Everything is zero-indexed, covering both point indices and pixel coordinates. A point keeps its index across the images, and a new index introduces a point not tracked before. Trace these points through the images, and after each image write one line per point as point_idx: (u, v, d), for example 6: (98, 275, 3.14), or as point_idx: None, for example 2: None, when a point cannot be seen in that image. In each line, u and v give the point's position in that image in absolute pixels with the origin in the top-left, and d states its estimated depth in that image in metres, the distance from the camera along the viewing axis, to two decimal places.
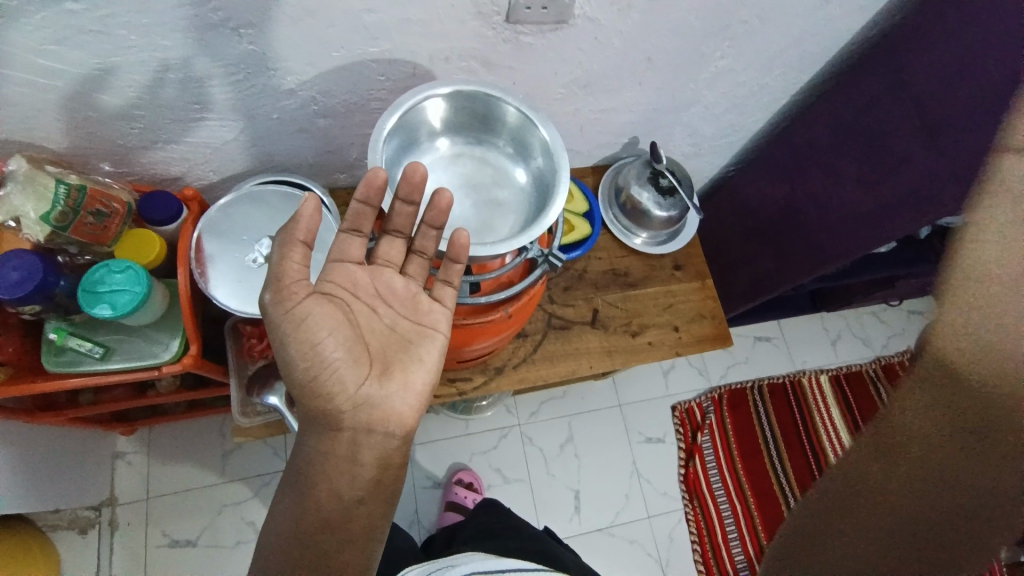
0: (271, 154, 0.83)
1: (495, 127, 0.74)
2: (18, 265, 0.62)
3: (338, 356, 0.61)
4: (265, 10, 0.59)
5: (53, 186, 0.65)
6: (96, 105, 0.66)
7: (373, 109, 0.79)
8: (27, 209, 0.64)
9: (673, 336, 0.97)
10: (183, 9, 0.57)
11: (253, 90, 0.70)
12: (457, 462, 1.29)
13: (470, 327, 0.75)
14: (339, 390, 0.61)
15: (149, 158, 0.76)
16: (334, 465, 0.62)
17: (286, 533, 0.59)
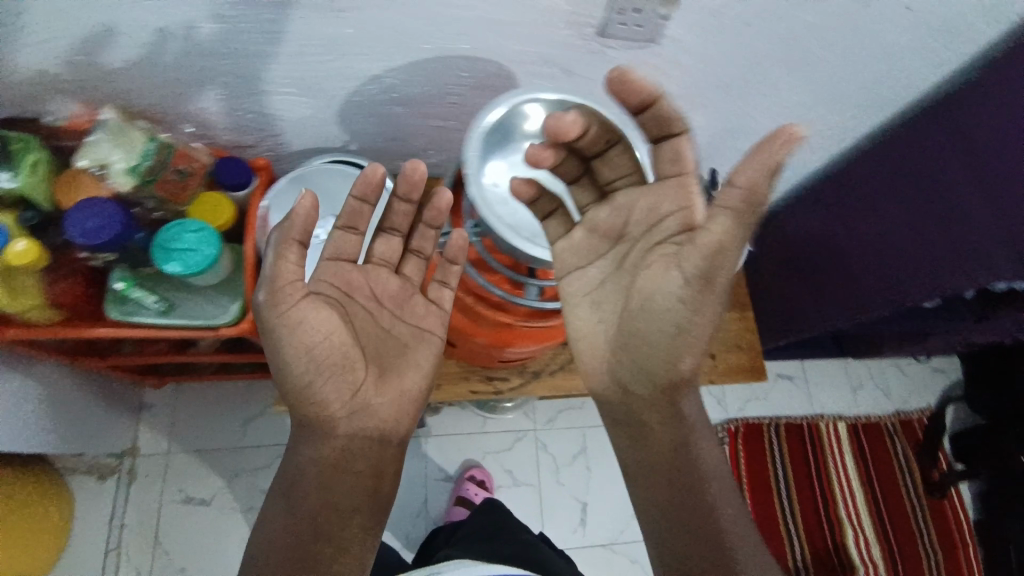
0: (341, 133, 0.84)
1: None
2: (100, 212, 0.64)
3: (332, 356, 0.61)
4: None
5: (143, 141, 0.68)
6: (187, 68, 0.67)
7: (448, 102, 0.80)
8: (118, 159, 0.66)
9: (709, 364, 0.97)
10: None
11: (337, 70, 0.71)
12: (471, 459, 1.30)
13: (523, 329, 0.77)
14: (329, 388, 0.62)
15: (227, 123, 0.78)
16: (331, 475, 0.64)
17: (285, 530, 0.61)
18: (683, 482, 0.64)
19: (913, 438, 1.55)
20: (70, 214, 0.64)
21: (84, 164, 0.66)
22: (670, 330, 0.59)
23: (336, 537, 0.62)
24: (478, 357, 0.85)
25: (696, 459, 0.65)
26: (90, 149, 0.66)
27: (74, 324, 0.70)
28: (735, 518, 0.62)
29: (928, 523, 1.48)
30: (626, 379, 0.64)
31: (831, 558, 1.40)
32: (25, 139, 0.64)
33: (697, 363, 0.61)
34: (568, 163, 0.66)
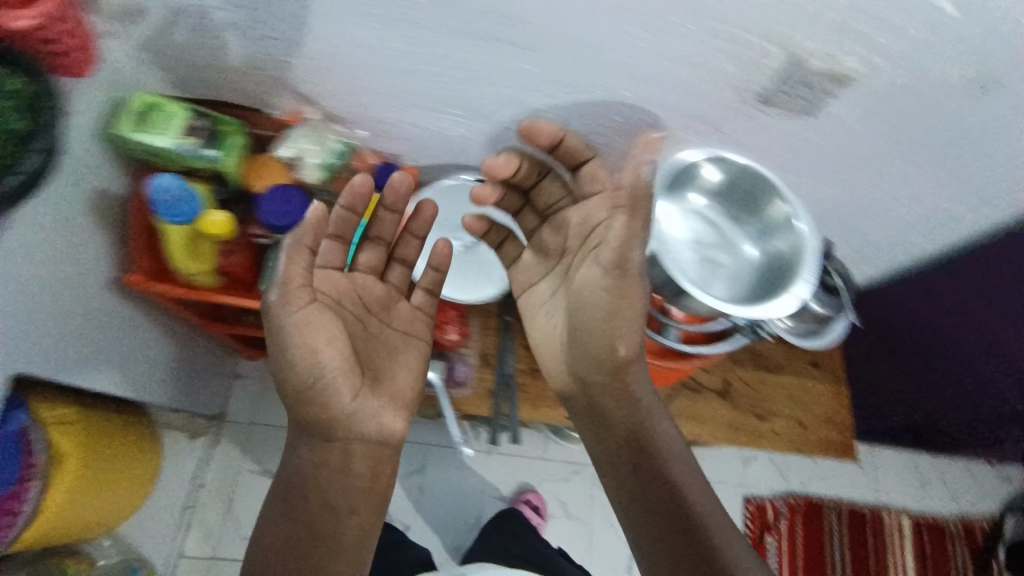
0: (481, 154, 0.89)
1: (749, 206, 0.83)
2: (290, 199, 0.71)
3: (325, 363, 0.63)
4: (557, 41, 0.64)
5: (336, 142, 0.75)
6: (375, 80, 0.73)
7: (594, 142, 0.83)
8: (314, 155, 0.73)
9: (797, 432, 0.97)
10: (491, 24, 0.62)
11: (504, 101, 0.76)
12: (525, 482, 1.31)
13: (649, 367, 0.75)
14: (325, 394, 0.64)
15: (389, 133, 0.83)
16: (328, 476, 0.67)
17: (285, 539, 0.64)
18: (640, 472, 0.66)
19: (977, 546, 1.46)
20: (265, 196, 0.71)
21: (285, 154, 0.73)
22: (601, 307, 0.64)
23: (332, 541, 0.65)
24: None
25: (653, 450, 0.67)
26: (292, 142, 0.73)
27: (230, 292, 0.76)
28: (697, 500, 0.65)
29: None
30: (579, 369, 0.69)
31: None
32: (232, 124, 0.70)
33: (632, 345, 0.65)
34: (508, 197, 0.76)
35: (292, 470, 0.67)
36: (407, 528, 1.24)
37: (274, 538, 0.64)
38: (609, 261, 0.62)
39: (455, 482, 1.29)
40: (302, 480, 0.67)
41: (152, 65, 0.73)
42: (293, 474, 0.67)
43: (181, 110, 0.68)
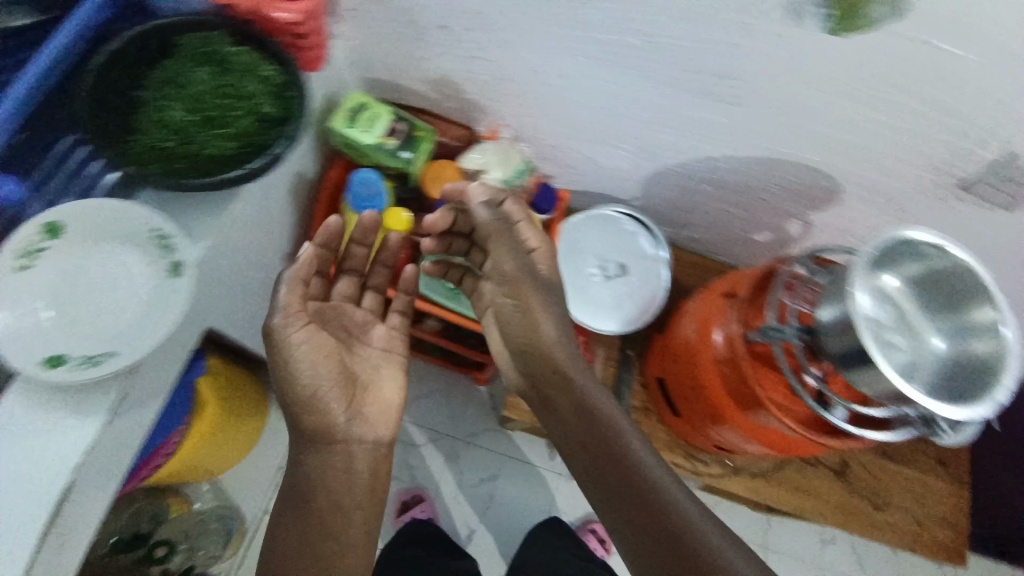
0: (634, 190, 0.89)
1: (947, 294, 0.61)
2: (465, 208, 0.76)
3: (316, 382, 0.65)
4: (759, 98, 0.63)
5: (519, 161, 0.76)
6: (557, 107, 0.75)
7: (754, 197, 0.81)
8: (497, 172, 0.74)
9: (912, 528, 0.92)
10: (697, 74, 0.63)
11: (677, 145, 0.76)
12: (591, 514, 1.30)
13: (785, 435, 0.69)
14: (317, 413, 0.66)
15: (549, 155, 0.86)
16: (331, 475, 0.66)
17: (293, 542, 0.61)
18: (615, 478, 0.60)
19: None
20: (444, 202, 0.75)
21: (470, 165, 0.75)
22: (513, 311, 0.72)
23: (337, 540, 0.63)
24: (691, 435, 0.86)
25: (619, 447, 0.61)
26: (479, 156, 0.75)
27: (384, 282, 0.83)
28: (684, 501, 0.57)
29: None
30: (528, 371, 0.71)
31: None
32: (425, 131, 0.74)
33: (557, 328, 0.70)
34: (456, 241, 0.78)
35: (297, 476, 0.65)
36: (471, 533, 1.25)
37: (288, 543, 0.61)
38: (512, 271, 0.71)
39: (522, 500, 1.29)
40: (307, 484, 0.65)
41: (362, 66, 0.79)
42: (301, 479, 0.65)
43: (387, 112, 0.73)
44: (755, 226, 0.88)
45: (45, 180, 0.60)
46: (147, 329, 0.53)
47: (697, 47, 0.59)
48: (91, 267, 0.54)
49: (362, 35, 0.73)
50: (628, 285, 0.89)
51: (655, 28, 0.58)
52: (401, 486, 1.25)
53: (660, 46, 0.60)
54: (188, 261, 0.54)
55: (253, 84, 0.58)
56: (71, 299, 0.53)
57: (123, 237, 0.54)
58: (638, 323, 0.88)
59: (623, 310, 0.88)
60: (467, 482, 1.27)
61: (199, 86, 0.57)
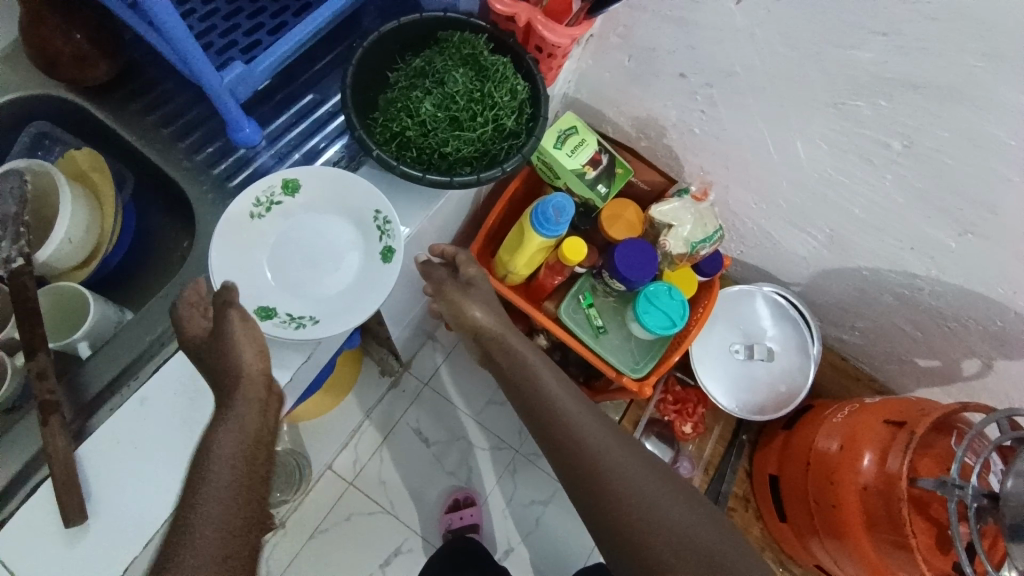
0: (802, 275, 0.84)
1: None
2: (640, 255, 0.74)
3: (258, 346, 0.53)
4: (1011, 235, 0.57)
5: (712, 226, 0.75)
6: (762, 177, 0.72)
7: (939, 323, 0.75)
8: (686, 229, 0.74)
9: None
10: (948, 191, 0.58)
11: (878, 248, 0.71)
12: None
13: (892, 565, 0.65)
14: (244, 377, 0.51)
15: (727, 218, 0.83)
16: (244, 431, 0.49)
17: (217, 511, 0.44)
18: (584, 484, 0.57)
19: None
20: (621, 243, 0.74)
21: (660, 216, 0.75)
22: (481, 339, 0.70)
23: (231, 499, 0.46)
24: (788, 541, 0.82)
25: (583, 445, 0.58)
26: (672, 210, 0.75)
27: (527, 299, 0.82)
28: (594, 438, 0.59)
29: None
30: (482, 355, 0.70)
31: None
32: (624, 170, 0.76)
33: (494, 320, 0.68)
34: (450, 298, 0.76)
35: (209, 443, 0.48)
36: (509, 551, 1.22)
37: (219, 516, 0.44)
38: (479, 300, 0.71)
39: (565, 536, 1.25)
40: (220, 457, 0.47)
41: (573, 86, 0.79)
42: (219, 443, 0.48)
43: (595, 143, 0.73)
44: (925, 350, 0.81)
45: (281, 135, 0.63)
46: (352, 304, 0.59)
47: (965, 165, 0.54)
48: (312, 228, 0.61)
49: (589, 59, 0.73)
50: (764, 370, 0.85)
51: (923, 137, 0.55)
52: (455, 482, 1.25)
53: (920, 153, 0.56)
54: (400, 250, 0.59)
55: (503, 95, 0.59)
56: (289, 252, 0.60)
57: (347, 209, 0.61)
58: (765, 414, 0.84)
59: (750, 396, 0.84)
60: (518, 499, 1.25)
61: (456, 87, 0.59)
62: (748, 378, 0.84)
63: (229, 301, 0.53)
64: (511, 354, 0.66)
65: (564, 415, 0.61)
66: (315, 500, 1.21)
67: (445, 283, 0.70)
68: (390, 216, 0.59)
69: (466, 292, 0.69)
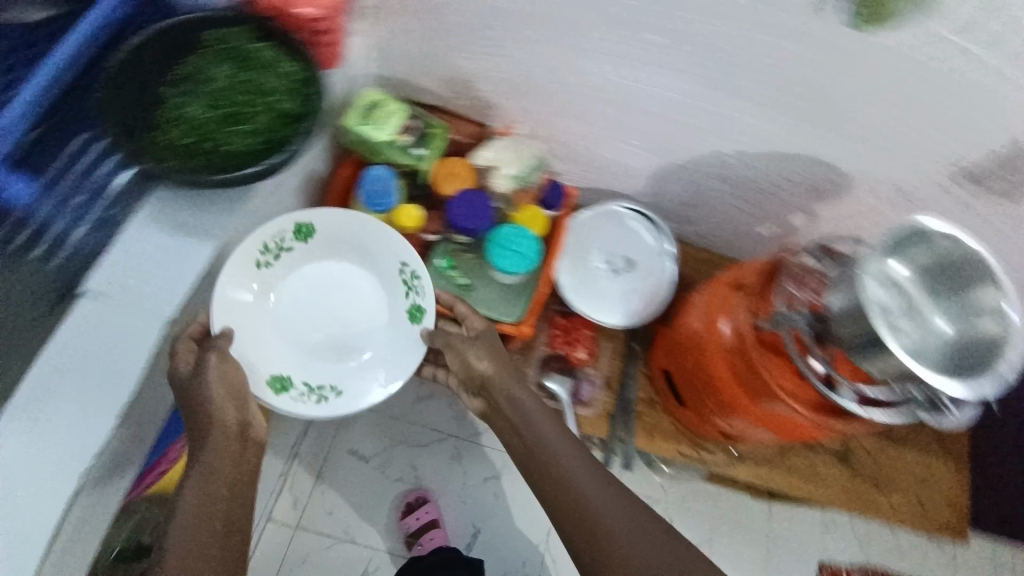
0: (644, 182, 0.90)
1: (957, 285, 0.60)
2: (473, 203, 0.77)
3: (228, 387, 0.66)
4: (777, 88, 0.66)
5: (532, 157, 0.79)
6: (573, 103, 0.77)
7: (763, 191, 0.83)
8: (507, 168, 0.77)
9: (914, 508, 0.94)
10: (717, 63, 0.65)
11: (688, 137, 0.77)
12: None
13: (770, 413, 0.72)
14: (212, 419, 0.64)
15: (562, 151, 0.87)
16: (214, 463, 0.63)
17: (187, 529, 0.58)
18: (575, 525, 0.62)
19: None
20: (453, 199, 0.77)
21: (482, 163, 0.78)
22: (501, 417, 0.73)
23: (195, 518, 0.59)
24: (694, 423, 0.87)
25: (571, 487, 0.65)
26: (492, 154, 0.78)
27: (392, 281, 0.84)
28: (589, 485, 0.64)
29: None
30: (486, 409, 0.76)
31: None
32: (441, 128, 0.78)
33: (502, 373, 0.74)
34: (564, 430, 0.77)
35: (193, 476, 0.61)
36: (478, 532, 1.23)
37: (196, 534, 0.58)
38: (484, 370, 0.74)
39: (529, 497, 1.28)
40: (197, 480, 0.61)
41: (379, 64, 0.80)
42: (197, 471, 0.62)
43: (400, 109, 0.75)
44: (763, 219, 0.89)
45: (61, 178, 0.58)
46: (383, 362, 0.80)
47: (720, 35, 0.61)
48: (319, 274, 0.82)
49: (383, 34, 0.75)
50: (637, 278, 0.91)
51: (679, 22, 0.61)
52: (404, 487, 1.23)
53: (683, 35, 0.63)
54: (426, 309, 0.79)
55: (271, 78, 0.62)
56: (312, 308, 0.82)
57: (361, 259, 0.82)
58: (646, 316, 0.89)
59: (626, 306, 0.89)
60: (471, 482, 1.26)
61: (221, 83, 0.61)
62: (617, 289, 0.89)
63: (218, 342, 0.68)
64: (515, 405, 0.71)
65: (552, 455, 0.67)
66: (265, 554, 1.16)
67: (455, 337, 0.77)
68: (417, 273, 0.78)
69: (472, 343, 0.76)
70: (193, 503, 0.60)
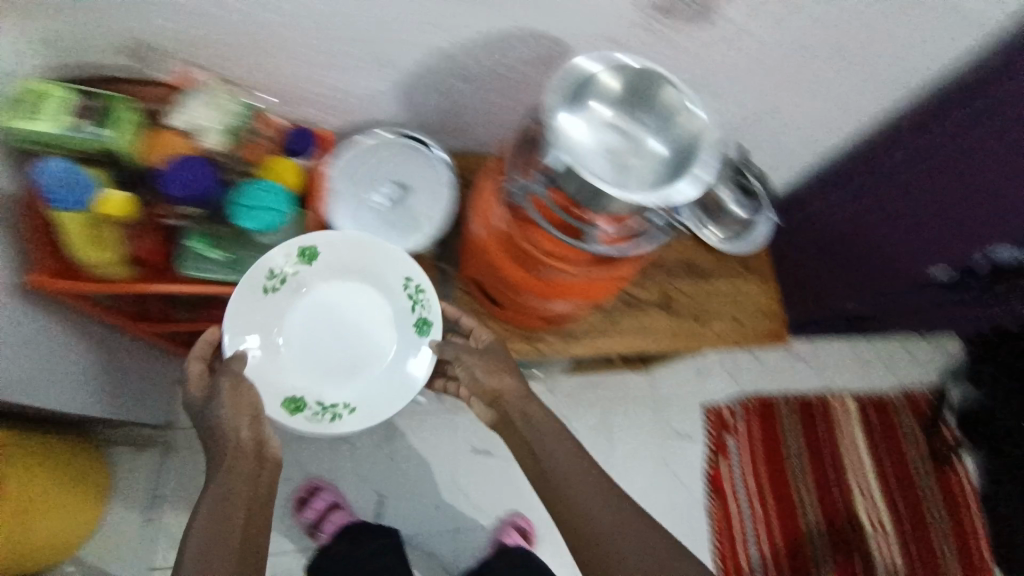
0: (392, 106, 0.85)
1: (644, 103, 0.65)
2: (190, 169, 0.71)
3: (249, 412, 0.76)
4: None
5: (234, 102, 0.74)
6: (269, 38, 0.71)
7: (503, 79, 0.82)
8: (213, 121, 0.73)
9: (736, 326, 1.03)
10: None
11: (400, 45, 0.74)
12: (511, 495, 1.30)
13: (560, 283, 0.76)
14: (232, 446, 0.74)
15: (294, 97, 0.82)
16: (234, 474, 0.73)
17: (205, 533, 0.69)
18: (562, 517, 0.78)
19: (919, 414, 1.57)
20: (167, 172, 0.71)
21: (183, 124, 0.73)
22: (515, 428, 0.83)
23: (214, 530, 0.69)
24: (522, 316, 0.90)
25: (567, 484, 0.79)
26: (190, 111, 0.73)
27: (149, 279, 0.78)
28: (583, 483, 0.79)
29: (933, 492, 1.50)
30: (499, 416, 0.86)
31: (846, 524, 1.42)
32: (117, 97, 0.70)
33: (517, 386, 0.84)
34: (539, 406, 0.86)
35: (210, 496, 0.72)
36: (386, 495, 1.25)
37: (215, 537, 0.69)
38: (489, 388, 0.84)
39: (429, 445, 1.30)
40: (218, 491, 0.72)
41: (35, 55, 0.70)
42: (221, 484, 0.72)
43: (58, 91, 0.67)
44: (522, 108, 0.89)
45: None
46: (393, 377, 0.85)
47: None
48: (335, 298, 0.87)
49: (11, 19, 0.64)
50: (413, 195, 0.85)
51: None
52: (295, 484, 1.21)
53: None
54: (431, 318, 0.85)
55: None
56: (325, 328, 0.87)
57: (378, 286, 0.87)
58: (431, 230, 0.85)
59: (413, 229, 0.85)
60: (366, 452, 1.26)
61: None
62: (399, 216, 0.84)
63: (230, 364, 0.77)
64: (528, 417, 0.83)
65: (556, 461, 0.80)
66: None
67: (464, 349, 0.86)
68: (422, 287, 0.85)
69: (479, 358, 0.85)
70: (206, 504, 0.71)
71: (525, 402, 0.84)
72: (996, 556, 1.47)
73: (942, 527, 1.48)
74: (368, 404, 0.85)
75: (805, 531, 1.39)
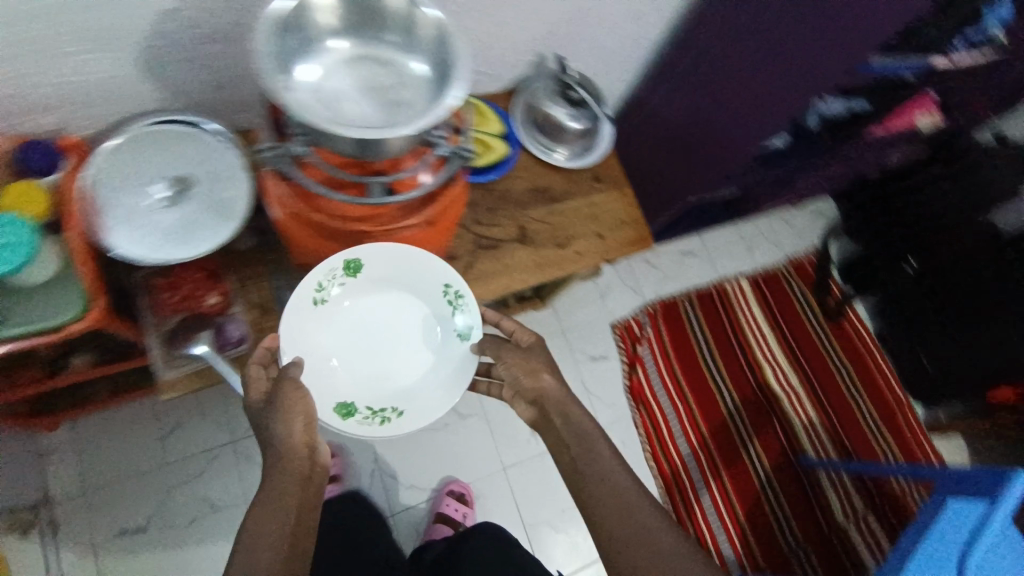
0: (154, 92, 0.75)
1: (387, 29, 0.60)
2: None
3: (303, 415, 0.72)
4: None
5: None
6: None
7: None
8: None
9: (599, 244, 1.02)
10: None
11: (117, 16, 0.63)
12: (441, 464, 1.28)
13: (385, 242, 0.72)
14: (289, 446, 0.70)
15: (18, 104, 0.69)
16: (282, 478, 0.70)
17: (256, 541, 0.66)
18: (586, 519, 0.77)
19: (806, 278, 1.67)
20: None
21: None
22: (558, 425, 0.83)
23: (261, 539, 0.66)
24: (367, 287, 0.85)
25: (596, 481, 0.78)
26: None
27: None
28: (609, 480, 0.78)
29: (834, 346, 1.59)
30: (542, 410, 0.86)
31: (760, 397, 1.49)
32: None
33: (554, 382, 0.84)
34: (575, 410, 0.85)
35: (264, 492, 0.69)
36: None
37: (263, 548, 0.65)
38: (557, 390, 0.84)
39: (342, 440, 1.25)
40: (273, 493, 0.69)
41: None
42: (274, 486, 0.69)
43: None
44: None
45: None
46: (430, 381, 0.86)
47: None
48: (380, 309, 0.87)
49: None
50: (201, 184, 0.73)
51: None
52: (205, 521, 1.13)
53: None
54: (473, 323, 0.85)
55: None
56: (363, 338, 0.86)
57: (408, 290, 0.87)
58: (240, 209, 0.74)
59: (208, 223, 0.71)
60: None
61: None
62: (189, 212, 0.71)
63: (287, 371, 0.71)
64: (568, 415, 0.83)
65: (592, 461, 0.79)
66: None
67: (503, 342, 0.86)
68: (461, 292, 0.85)
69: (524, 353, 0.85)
70: (257, 510, 0.68)
71: (554, 398, 0.84)
72: (903, 388, 1.58)
73: (849, 376, 1.56)
74: (412, 410, 0.85)
75: (726, 413, 1.46)
